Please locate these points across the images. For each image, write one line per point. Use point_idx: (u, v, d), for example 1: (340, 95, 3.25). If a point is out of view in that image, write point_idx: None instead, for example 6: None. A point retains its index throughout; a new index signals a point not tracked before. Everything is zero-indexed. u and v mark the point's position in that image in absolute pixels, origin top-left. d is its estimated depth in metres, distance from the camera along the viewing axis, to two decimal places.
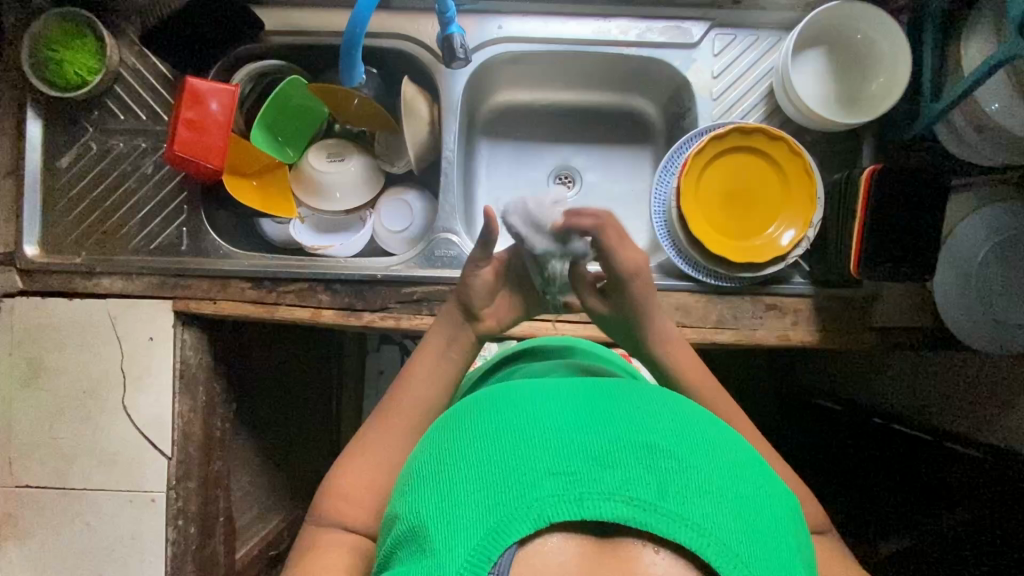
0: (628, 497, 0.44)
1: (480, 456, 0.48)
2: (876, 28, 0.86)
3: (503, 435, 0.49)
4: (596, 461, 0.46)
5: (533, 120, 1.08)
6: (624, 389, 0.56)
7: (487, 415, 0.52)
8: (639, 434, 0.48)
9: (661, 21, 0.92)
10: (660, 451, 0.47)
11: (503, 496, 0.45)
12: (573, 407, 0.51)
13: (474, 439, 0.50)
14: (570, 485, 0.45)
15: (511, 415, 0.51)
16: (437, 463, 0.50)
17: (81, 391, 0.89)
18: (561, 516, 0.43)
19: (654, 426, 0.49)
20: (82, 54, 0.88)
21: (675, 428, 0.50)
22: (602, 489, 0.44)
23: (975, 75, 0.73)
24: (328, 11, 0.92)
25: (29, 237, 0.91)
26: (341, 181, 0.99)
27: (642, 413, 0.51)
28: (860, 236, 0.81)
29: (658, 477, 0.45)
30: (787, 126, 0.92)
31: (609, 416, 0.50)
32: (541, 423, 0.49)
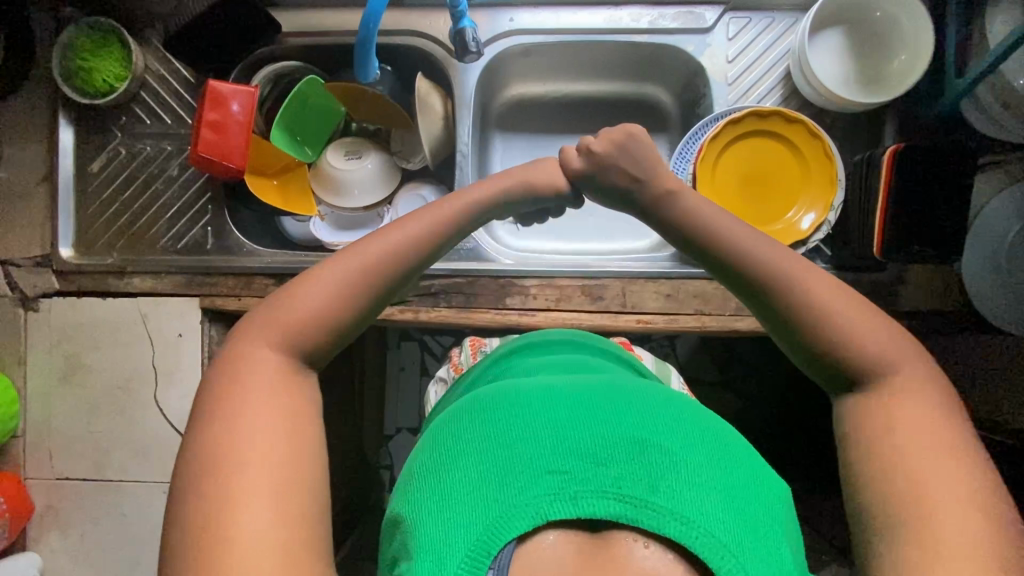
0: (620, 493, 0.45)
1: (478, 453, 0.50)
2: (896, 5, 0.83)
3: (500, 433, 0.50)
4: (590, 459, 0.47)
5: (546, 112, 1.08)
6: (619, 386, 0.56)
7: (483, 412, 0.53)
8: (633, 429, 0.49)
9: (674, 7, 0.91)
10: (652, 446, 0.48)
11: (500, 492, 0.46)
12: (567, 404, 0.52)
13: (471, 438, 0.51)
14: (565, 483, 0.46)
15: (506, 415, 0.52)
16: (435, 460, 0.51)
17: (117, 386, 0.93)
18: (557, 513, 0.45)
19: (646, 421, 0.50)
20: (109, 62, 0.91)
21: (667, 422, 0.51)
22: (596, 486, 0.46)
23: (1001, 48, 0.70)
24: (342, 11, 0.94)
25: (63, 239, 0.94)
26: (358, 178, 1.01)
27: (635, 408, 0.52)
28: (883, 219, 0.78)
29: (649, 473, 0.46)
30: (805, 109, 0.90)
31: (604, 411, 0.51)
32: (537, 423, 0.50)
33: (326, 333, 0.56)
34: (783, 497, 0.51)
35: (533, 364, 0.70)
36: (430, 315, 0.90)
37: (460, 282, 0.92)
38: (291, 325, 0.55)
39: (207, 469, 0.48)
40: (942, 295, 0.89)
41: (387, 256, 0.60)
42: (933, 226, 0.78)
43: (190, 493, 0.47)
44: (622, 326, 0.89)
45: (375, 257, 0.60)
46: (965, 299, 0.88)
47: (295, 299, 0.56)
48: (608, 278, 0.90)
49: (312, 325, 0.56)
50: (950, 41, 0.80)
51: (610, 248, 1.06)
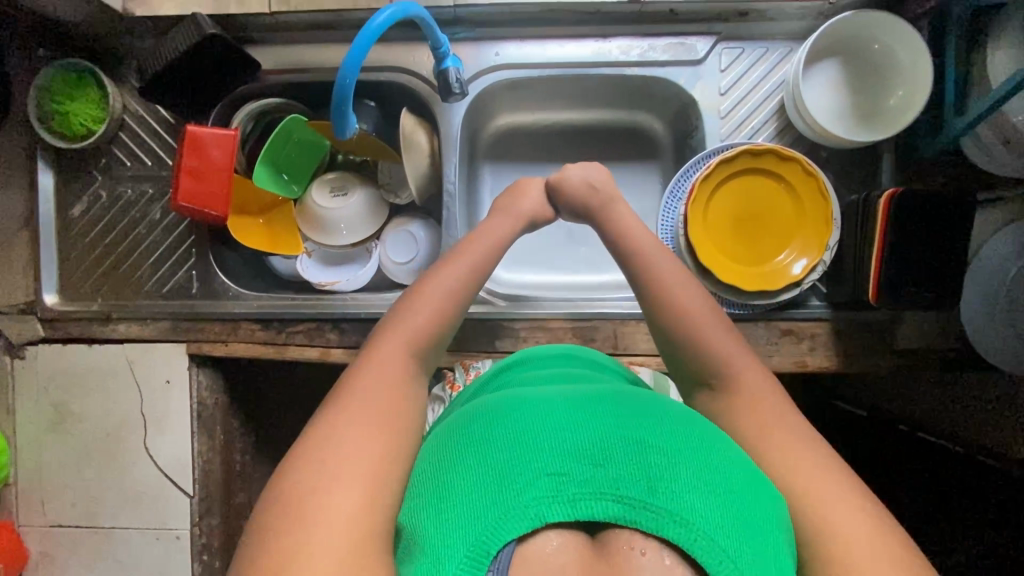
0: (618, 494, 0.47)
1: (478, 454, 0.51)
2: (894, 37, 0.80)
3: (499, 437, 0.51)
4: (588, 462, 0.49)
5: (536, 141, 1.05)
6: (617, 393, 0.58)
7: (482, 417, 0.55)
8: (629, 433, 0.51)
9: (665, 38, 0.88)
10: (647, 449, 0.50)
11: (500, 493, 0.48)
12: (566, 410, 0.54)
13: (471, 443, 0.52)
14: (565, 485, 0.48)
15: (505, 419, 0.53)
16: (435, 464, 0.53)
17: (106, 434, 0.92)
18: (557, 514, 0.47)
19: (643, 427, 0.52)
20: (86, 104, 0.89)
21: (664, 427, 0.52)
22: (594, 488, 0.48)
23: (1004, 89, 0.68)
24: (321, 47, 0.91)
25: (48, 286, 0.93)
26: (345, 216, 0.99)
27: (631, 414, 0.54)
28: (879, 264, 0.77)
29: (646, 475, 0.48)
30: (800, 143, 0.88)
31: (602, 417, 0.53)
32: (536, 426, 0.52)
33: (429, 342, 0.67)
34: (778, 497, 0.52)
35: (529, 373, 0.70)
36: None
37: None
38: (406, 329, 0.65)
39: (311, 455, 0.52)
40: (940, 332, 0.87)
41: (473, 274, 0.73)
42: (929, 274, 0.76)
43: (288, 482, 0.50)
44: None
45: (452, 287, 0.70)
46: (963, 337, 0.87)
47: (406, 314, 0.67)
48: (599, 319, 0.89)
49: (419, 333, 0.66)
50: (950, 77, 0.77)
51: (600, 280, 1.04)
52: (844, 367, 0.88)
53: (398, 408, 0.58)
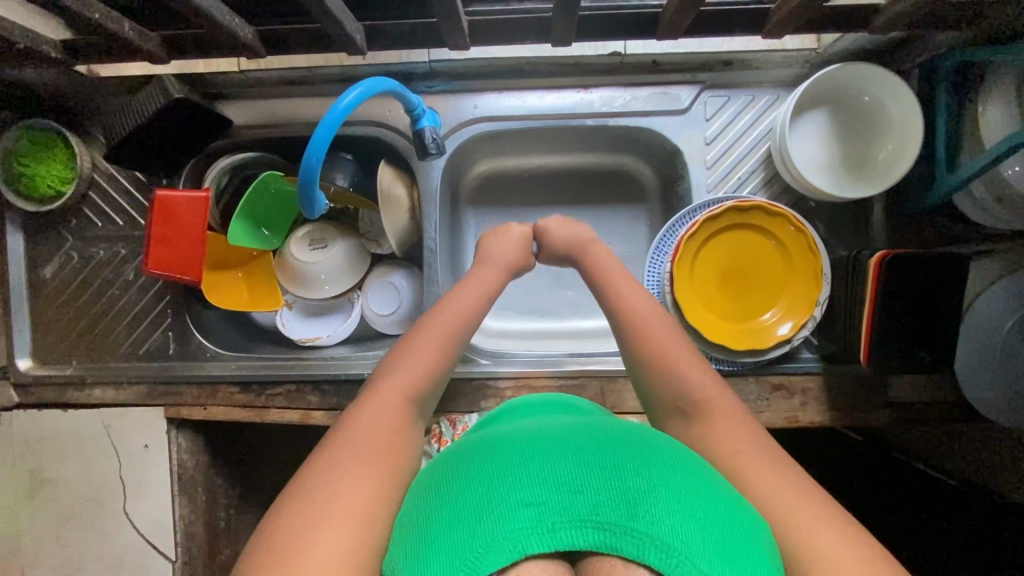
0: (599, 520, 0.44)
1: (456, 489, 0.48)
2: (884, 90, 0.77)
3: (476, 472, 0.49)
4: (567, 489, 0.46)
5: (520, 186, 1.03)
6: (598, 424, 0.56)
7: (463, 455, 0.52)
8: (607, 459, 0.49)
9: (647, 87, 0.86)
10: (626, 473, 0.48)
11: (478, 527, 0.44)
12: (545, 440, 0.51)
13: (449, 482, 0.50)
14: (543, 514, 0.45)
15: (484, 455, 0.51)
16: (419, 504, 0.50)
17: (84, 501, 0.90)
18: (538, 546, 0.44)
19: (621, 452, 0.50)
20: (53, 165, 0.86)
21: (642, 451, 0.51)
22: (574, 516, 0.45)
23: (1001, 149, 0.65)
24: (294, 102, 0.88)
25: (21, 350, 0.91)
26: (325, 268, 0.97)
27: (609, 439, 0.52)
28: (869, 327, 0.75)
29: (626, 499, 0.46)
30: (788, 193, 0.86)
31: (581, 443, 0.51)
32: (513, 457, 0.49)
33: (425, 386, 0.67)
34: (761, 523, 0.50)
35: (513, 416, 0.68)
36: None
37: None
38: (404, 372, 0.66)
39: (303, 497, 0.52)
40: (934, 385, 0.86)
41: (468, 315, 0.73)
42: (922, 337, 0.74)
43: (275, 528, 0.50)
44: None
45: (447, 330, 0.71)
46: (958, 391, 0.85)
47: (403, 360, 0.67)
48: (585, 377, 0.87)
49: (416, 378, 0.66)
50: (941, 132, 0.74)
51: (590, 325, 1.02)
52: (837, 422, 0.86)
53: (390, 451, 0.58)
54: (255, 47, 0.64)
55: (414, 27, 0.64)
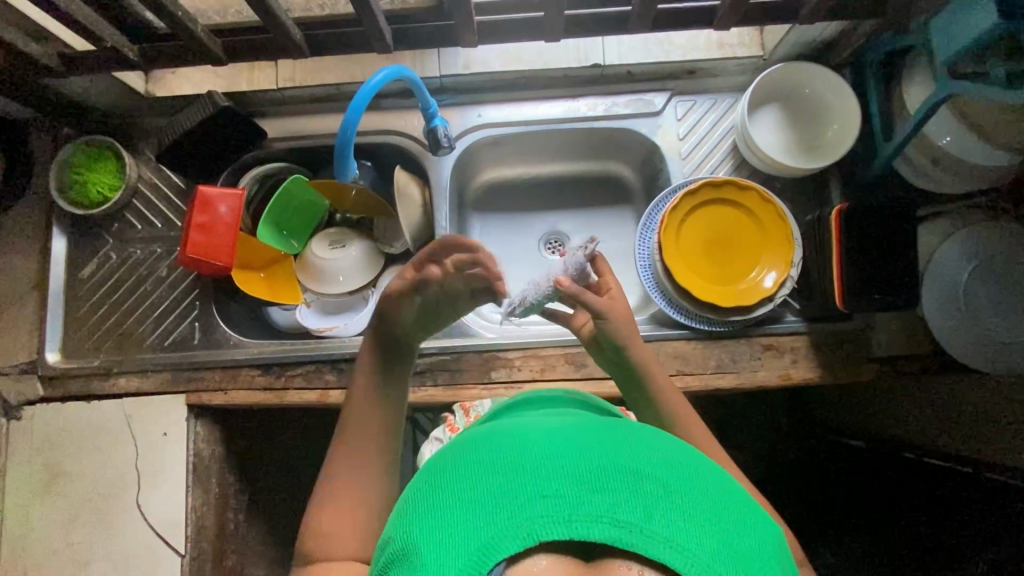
0: (616, 519, 0.40)
1: (471, 478, 0.45)
2: (822, 83, 0.92)
3: (492, 461, 0.46)
4: (584, 484, 0.42)
5: (519, 192, 1.14)
6: (622, 425, 0.52)
7: (481, 443, 0.50)
8: (629, 458, 0.45)
9: (625, 95, 1.01)
10: (647, 476, 0.43)
11: (490, 517, 0.42)
12: (568, 436, 0.48)
13: (467, 465, 0.47)
14: (558, 506, 0.41)
15: (504, 444, 0.48)
16: (431, 486, 0.47)
17: (96, 494, 0.90)
18: (550, 536, 0.40)
19: (644, 451, 0.46)
20: (104, 174, 0.96)
21: (666, 455, 0.47)
22: (591, 511, 0.41)
23: (923, 111, 0.78)
24: (320, 116, 1.01)
25: (51, 345, 0.95)
26: (342, 266, 1.05)
27: (633, 440, 0.48)
28: (840, 274, 0.83)
29: (645, 501, 0.42)
30: (756, 176, 0.98)
31: (603, 440, 0.47)
32: (533, 449, 0.46)
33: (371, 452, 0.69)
34: (777, 538, 0.46)
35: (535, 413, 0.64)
36: (415, 395, 0.92)
37: (446, 359, 0.93)
38: (368, 419, 0.70)
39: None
40: (910, 339, 0.93)
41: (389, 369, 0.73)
42: (888, 280, 0.83)
43: None
44: (608, 392, 0.91)
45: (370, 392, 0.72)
46: (934, 342, 0.92)
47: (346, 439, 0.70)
48: None
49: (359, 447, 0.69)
50: (875, 112, 0.88)
51: None
52: (827, 378, 0.92)
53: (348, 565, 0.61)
54: (302, 47, 0.82)
55: (433, 29, 0.84)
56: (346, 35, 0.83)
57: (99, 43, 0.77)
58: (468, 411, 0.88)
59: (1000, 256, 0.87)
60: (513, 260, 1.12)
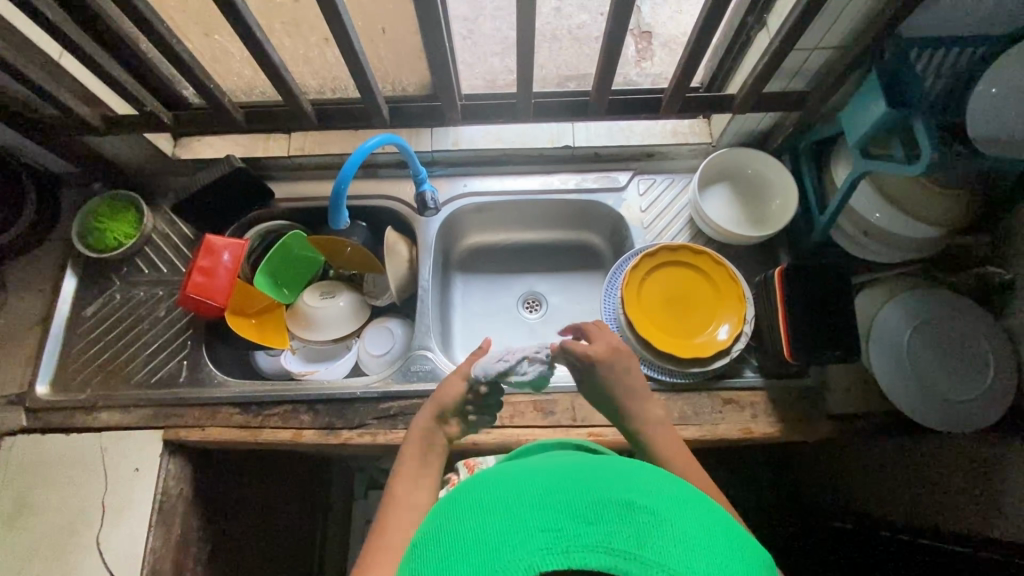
0: (611, 548, 0.44)
1: (479, 516, 0.48)
2: (761, 164, 1.06)
3: (497, 498, 0.49)
4: (581, 517, 0.46)
5: (501, 256, 1.24)
6: (613, 460, 0.55)
7: (483, 483, 0.53)
8: (622, 492, 0.48)
9: (594, 172, 1.14)
10: (640, 507, 0.47)
11: (497, 553, 0.45)
12: (563, 475, 0.52)
13: (471, 503, 0.50)
14: (559, 539, 0.45)
15: (504, 483, 0.51)
16: (441, 525, 0.50)
17: (57, 529, 0.89)
18: (554, 565, 0.44)
19: (633, 484, 0.50)
20: (122, 223, 1.06)
21: (654, 485, 0.50)
22: (589, 542, 0.44)
23: (848, 183, 0.90)
24: (324, 182, 1.14)
25: (42, 377, 1.00)
26: (330, 315, 1.12)
27: (621, 474, 0.52)
28: (787, 328, 0.90)
29: (637, 530, 0.45)
30: (711, 244, 1.08)
31: (597, 476, 0.51)
32: (531, 488, 0.50)
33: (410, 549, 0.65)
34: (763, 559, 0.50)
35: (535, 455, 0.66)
36: (387, 437, 0.94)
37: (418, 403, 0.97)
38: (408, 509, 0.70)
39: None
40: (865, 398, 0.97)
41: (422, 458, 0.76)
42: (834, 335, 0.89)
43: None
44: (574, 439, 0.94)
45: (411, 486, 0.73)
46: (887, 400, 0.96)
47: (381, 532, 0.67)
48: (557, 393, 0.98)
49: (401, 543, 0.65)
50: (810, 189, 1.01)
51: None
52: (787, 434, 0.95)
53: None
54: (311, 118, 0.96)
55: (424, 110, 0.98)
56: (351, 111, 0.98)
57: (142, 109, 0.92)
58: None
59: (938, 318, 0.93)
60: (492, 318, 1.19)
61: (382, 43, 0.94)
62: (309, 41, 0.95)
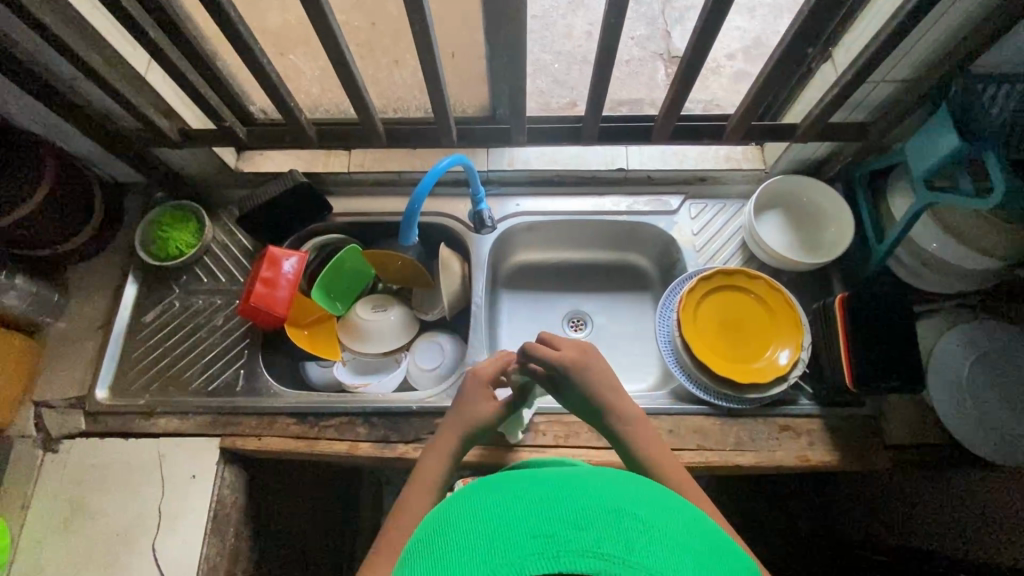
0: (602, 554, 0.41)
1: (468, 518, 0.46)
2: (817, 192, 1.07)
3: (485, 501, 0.47)
4: (573, 521, 0.43)
5: (547, 274, 1.25)
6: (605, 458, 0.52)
7: (474, 484, 0.50)
8: (611, 493, 0.46)
9: (646, 195, 1.15)
10: (632, 512, 0.44)
11: (485, 556, 0.42)
12: (553, 474, 0.48)
13: (459, 509, 0.47)
14: (548, 544, 0.42)
15: (491, 484, 0.49)
16: (431, 531, 0.47)
17: (113, 535, 0.90)
18: (543, 570, 0.41)
19: (626, 486, 0.47)
20: (184, 233, 1.09)
21: (648, 489, 0.48)
22: (579, 546, 0.41)
23: (909, 215, 0.90)
24: (382, 197, 1.16)
25: (102, 382, 1.01)
26: (382, 328, 1.12)
27: (612, 474, 0.49)
28: (849, 356, 0.90)
29: (627, 534, 0.42)
30: (764, 269, 1.09)
31: (589, 477, 0.48)
32: (519, 489, 0.47)
33: None
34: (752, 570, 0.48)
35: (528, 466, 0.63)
36: None
37: None
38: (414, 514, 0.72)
39: None
40: (925, 430, 0.96)
41: (433, 470, 0.78)
42: (895, 363, 0.89)
43: None
44: None
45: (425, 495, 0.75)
46: (947, 432, 0.95)
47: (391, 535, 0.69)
48: None
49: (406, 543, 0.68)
50: (866, 218, 1.02)
51: None
52: (844, 463, 0.94)
53: None
54: (381, 136, 0.98)
55: (490, 132, 1.00)
56: (419, 130, 1.00)
57: (219, 122, 0.95)
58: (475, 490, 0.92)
59: (996, 352, 0.94)
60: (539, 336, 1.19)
61: (451, 66, 0.97)
62: (380, 63, 0.97)
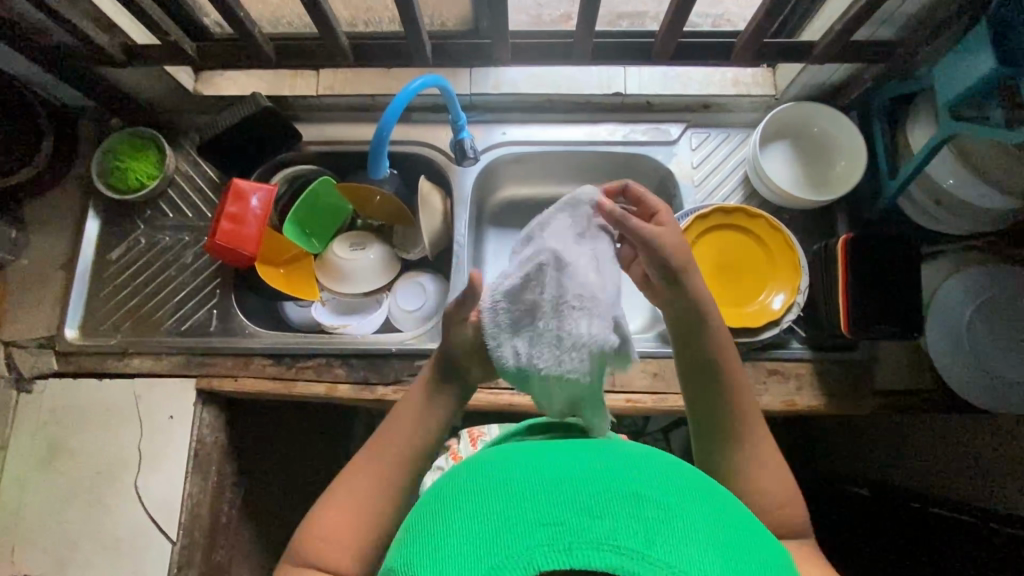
0: (619, 545, 0.40)
1: (476, 503, 0.45)
2: (830, 122, 0.98)
3: (495, 489, 0.45)
4: (587, 510, 0.42)
5: (536, 209, 1.18)
6: (622, 450, 0.51)
7: (484, 468, 0.49)
8: (625, 482, 0.45)
9: (643, 123, 1.06)
10: (648, 501, 0.43)
11: (494, 544, 0.41)
12: (567, 463, 0.47)
13: (467, 493, 0.46)
14: (559, 535, 0.41)
15: (504, 469, 0.47)
16: (435, 514, 0.46)
17: (96, 472, 0.90)
18: (553, 563, 0.40)
19: (643, 475, 0.46)
20: (144, 163, 1.01)
21: (666, 478, 0.46)
22: (593, 538, 0.40)
23: (926, 149, 0.82)
24: (356, 124, 1.07)
25: (71, 322, 0.98)
26: (360, 267, 1.07)
27: (629, 464, 0.48)
28: (847, 301, 0.85)
29: (644, 527, 0.41)
30: (766, 207, 1.02)
31: (604, 467, 0.47)
32: (532, 476, 0.46)
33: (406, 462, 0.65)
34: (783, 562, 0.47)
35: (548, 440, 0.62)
36: None
37: None
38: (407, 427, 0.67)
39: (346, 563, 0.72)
40: (917, 376, 0.94)
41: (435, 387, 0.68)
42: (895, 309, 0.85)
43: None
44: (612, 405, 0.92)
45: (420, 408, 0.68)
46: (938, 378, 0.93)
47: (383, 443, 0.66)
48: None
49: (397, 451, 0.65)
50: (881, 151, 0.94)
51: None
52: (831, 408, 0.93)
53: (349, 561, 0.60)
54: (347, 54, 0.88)
55: (470, 49, 0.90)
56: (390, 46, 0.90)
57: (164, 37, 0.84)
58: (474, 440, 0.94)
59: (1003, 296, 0.89)
60: None
61: None
62: None
